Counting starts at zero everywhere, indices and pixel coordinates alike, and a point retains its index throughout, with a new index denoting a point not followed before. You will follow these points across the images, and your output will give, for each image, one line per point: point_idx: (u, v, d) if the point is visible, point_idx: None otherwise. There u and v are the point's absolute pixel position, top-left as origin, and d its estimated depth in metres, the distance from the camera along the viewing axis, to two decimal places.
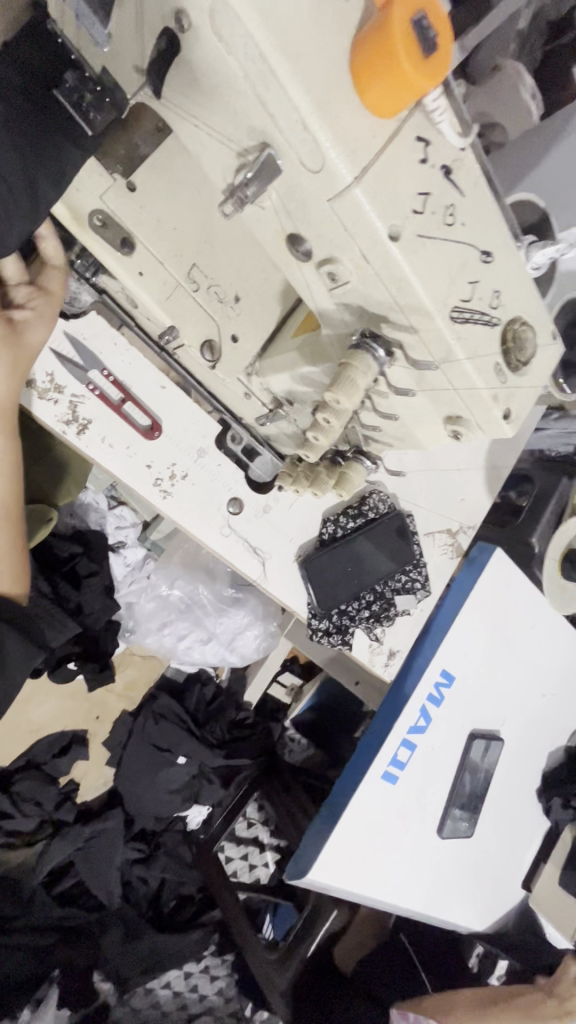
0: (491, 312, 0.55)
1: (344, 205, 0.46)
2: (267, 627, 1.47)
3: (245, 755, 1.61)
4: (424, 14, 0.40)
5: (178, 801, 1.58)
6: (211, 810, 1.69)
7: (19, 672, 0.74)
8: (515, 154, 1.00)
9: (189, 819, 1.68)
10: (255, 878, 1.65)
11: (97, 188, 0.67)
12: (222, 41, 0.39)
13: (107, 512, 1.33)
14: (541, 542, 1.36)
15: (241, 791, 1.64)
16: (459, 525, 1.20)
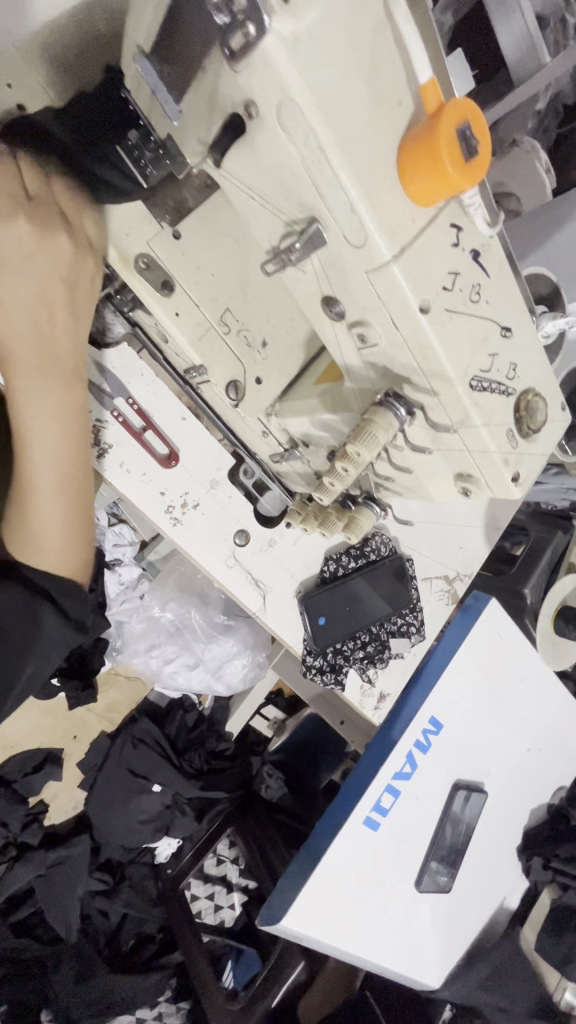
0: (507, 383, 0.59)
1: (381, 277, 0.50)
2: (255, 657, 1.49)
3: (222, 790, 1.58)
4: (467, 124, 0.45)
5: (149, 831, 1.54)
6: (181, 843, 1.64)
7: (53, 648, 0.66)
8: (530, 223, 1.05)
9: (157, 851, 1.61)
10: (220, 920, 1.58)
11: (144, 233, 0.70)
12: (285, 130, 0.43)
13: (106, 528, 1.25)
14: (533, 593, 1.39)
15: (214, 825, 1.60)
16: (456, 572, 1.22)
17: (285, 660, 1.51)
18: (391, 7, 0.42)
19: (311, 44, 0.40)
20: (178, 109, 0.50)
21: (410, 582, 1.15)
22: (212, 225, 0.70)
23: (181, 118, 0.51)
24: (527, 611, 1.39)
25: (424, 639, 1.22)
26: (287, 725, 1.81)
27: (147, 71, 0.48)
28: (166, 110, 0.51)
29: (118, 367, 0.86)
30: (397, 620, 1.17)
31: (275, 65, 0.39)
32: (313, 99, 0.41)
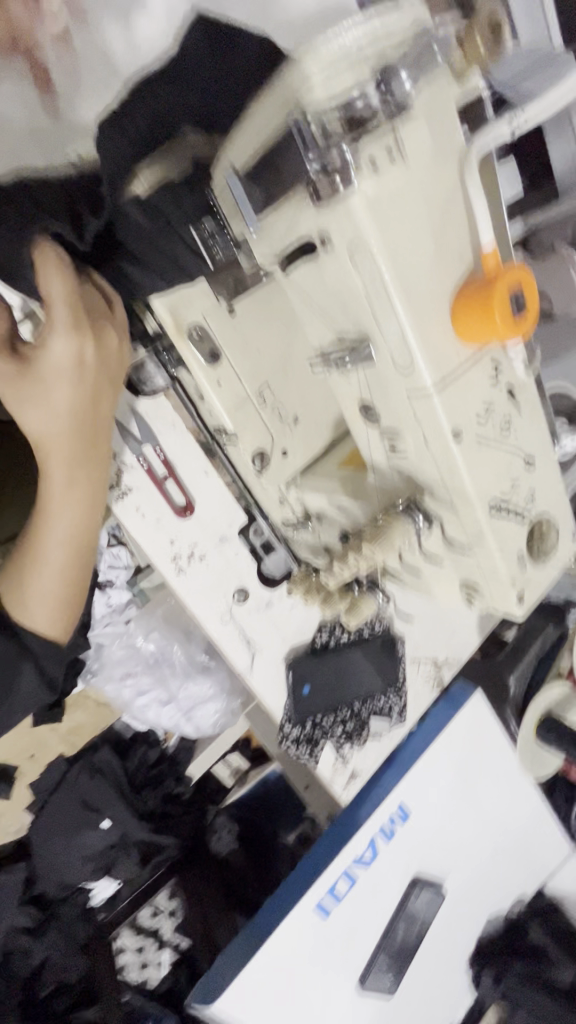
0: (525, 510, 0.61)
1: (420, 400, 0.53)
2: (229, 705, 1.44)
3: (172, 836, 1.54)
4: (521, 287, 0.49)
5: (89, 870, 1.47)
6: (118, 888, 1.56)
7: (25, 701, 0.67)
8: None
9: (93, 894, 1.52)
10: (144, 976, 1.53)
11: (202, 307, 0.72)
12: (354, 264, 0.47)
13: (104, 547, 1.18)
14: (516, 682, 1.36)
15: (157, 874, 1.57)
16: (445, 658, 1.22)
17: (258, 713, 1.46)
18: (466, 177, 0.47)
19: (389, 202, 0.44)
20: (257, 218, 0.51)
21: (398, 663, 1.14)
22: (265, 309, 0.76)
23: (259, 227, 0.51)
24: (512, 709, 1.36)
25: (404, 722, 1.21)
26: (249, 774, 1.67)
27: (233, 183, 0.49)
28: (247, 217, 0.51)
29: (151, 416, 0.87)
30: (380, 699, 1.15)
31: (354, 215, 0.44)
32: (383, 245, 0.45)
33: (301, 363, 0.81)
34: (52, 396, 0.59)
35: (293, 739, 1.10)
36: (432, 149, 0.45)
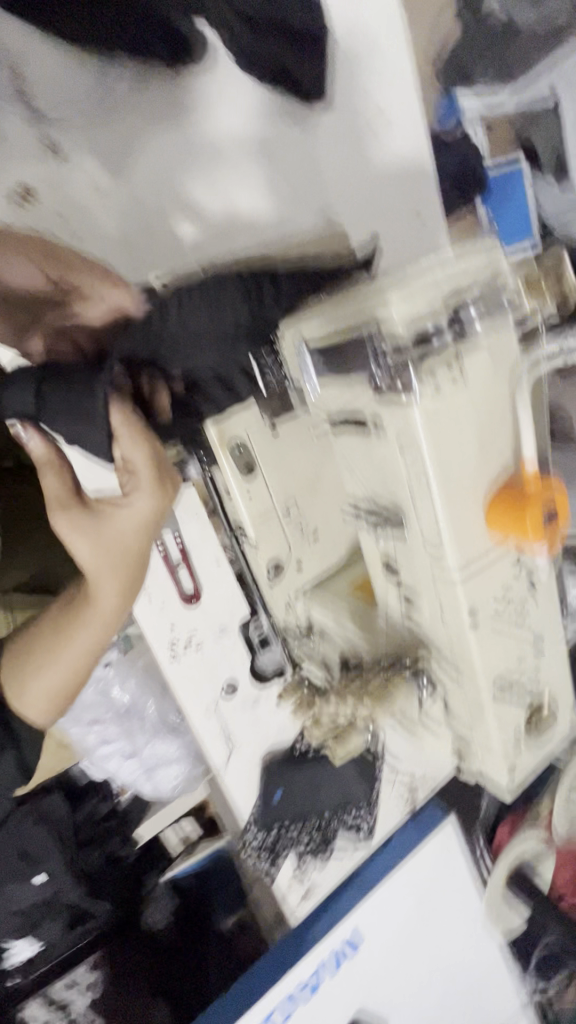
0: (528, 690, 0.61)
1: (443, 578, 0.54)
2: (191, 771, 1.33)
3: (107, 898, 1.38)
4: (553, 504, 0.51)
5: (12, 926, 1.25)
6: (38, 951, 1.34)
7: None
8: None
9: (10, 953, 1.31)
10: None
11: (246, 424, 0.76)
12: (401, 453, 0.50)
13: None
14: (490, 805, 1.23)
15: (86, 938, 1.37)
16: (424, 780, 1.18)
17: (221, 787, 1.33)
18: (515, 390, 0.49)
19: (442, 411, 0.47)
20: (316, 385, 0.57)
21: (373, 783, 1.09)
22: (304, 431, 0.79)
23: (317, 390, 0.57)
24: (483, 831, 1.26)
25: (370, 843, 1.16)
26: (196, 848, 1.45)
27: (298, 353, 0.57)
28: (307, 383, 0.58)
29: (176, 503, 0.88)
30: (349, 816, 1.11)
31: (408, 417, 0.47)
32: (432, 445, 0.48)
33: (330, 484, 0.83)
34: (107, 542, 0.69)
35: (254, 843, 1.07)
36: (489, 366, 0.48)
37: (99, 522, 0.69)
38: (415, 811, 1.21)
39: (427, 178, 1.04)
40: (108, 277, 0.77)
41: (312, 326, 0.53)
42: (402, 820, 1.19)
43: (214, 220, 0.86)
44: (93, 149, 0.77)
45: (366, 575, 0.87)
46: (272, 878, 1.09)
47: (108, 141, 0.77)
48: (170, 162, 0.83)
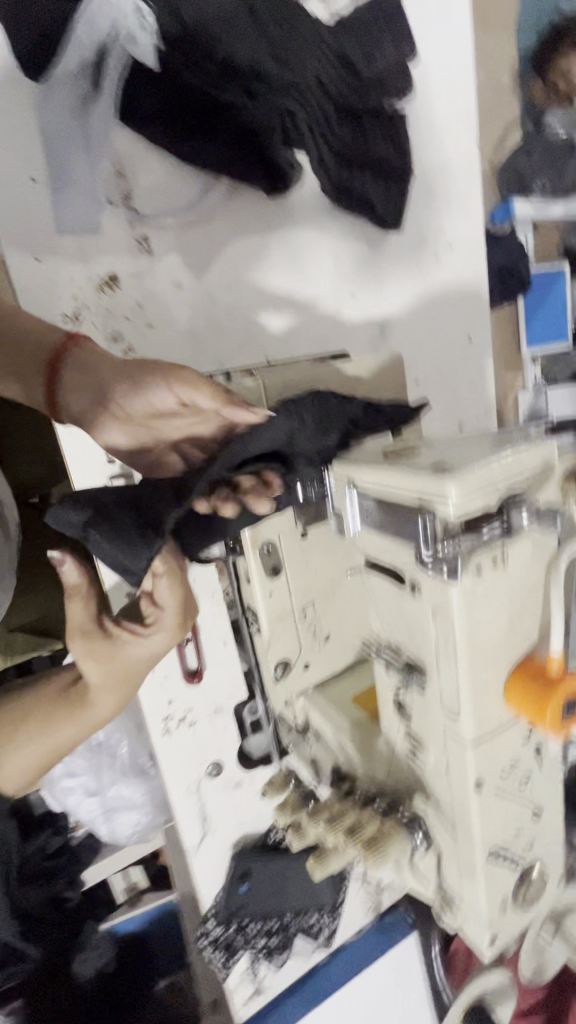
0: (522, 858, 0.60)
1: (453, 740, 0.55)
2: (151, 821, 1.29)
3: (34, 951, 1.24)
4: (572, 696, 0.51)
5: None
6: None
7: None
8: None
9: None
10: None
11: (278, 527, 0.77)
12: (434, 621, 0.51)
13: None
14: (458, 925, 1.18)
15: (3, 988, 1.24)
16: (391, 886, 1.16)
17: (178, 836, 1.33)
18: (553, 576, 0.51)
19: (480, 594, 0.49)
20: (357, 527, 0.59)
21: (340, 888, 1.09)
22: (332, 540, 0.81)
23: (356, 530, 0.59)
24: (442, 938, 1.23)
25: (328, 949, 1.13)
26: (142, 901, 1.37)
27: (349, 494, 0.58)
28: (349, 520, 0.59)
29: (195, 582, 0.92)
30: (311, 918, 1.09)
31: (446, 593, 0.49)
32: (464, 621, 0.49)
33: (347, 591, 0.84)
34: (114, 667, 0.67)
35: (210, 937, 1.03)
36: (529, 556, 0.50)
37: (111, 647, 0.66)
38: (378, 915, 1.18)
39: (480, 302, 1.10)
40: (216, 387, 0.60)
41: (362, 473, 0.55)
42: (363, 923, 1.17)
43: (280, 318, 0.94)
44: (178, 250, 0.84)
45: (370, 686, 0.85)
46: (224, 976, 1.05)
47: (195, 246, 0.85)
48: (244, 262, 0.89)
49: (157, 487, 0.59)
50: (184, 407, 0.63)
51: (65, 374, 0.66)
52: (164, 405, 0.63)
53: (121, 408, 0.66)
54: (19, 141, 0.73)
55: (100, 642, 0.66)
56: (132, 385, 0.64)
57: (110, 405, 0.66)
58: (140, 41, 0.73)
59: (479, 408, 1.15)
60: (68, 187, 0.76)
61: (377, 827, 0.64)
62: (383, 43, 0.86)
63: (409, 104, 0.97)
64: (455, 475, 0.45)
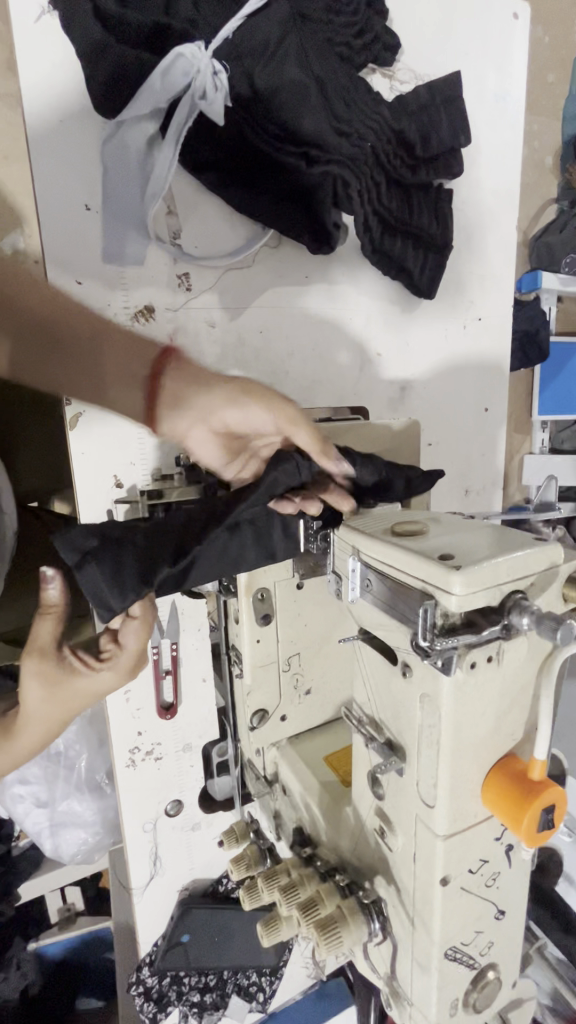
0: (478, 958, 0.58)
1: (424, 828, 0.54)
2: (100, 842, 1.29)
3: None
4: (552, 804, 0.50)
5: None
6: None
7: None
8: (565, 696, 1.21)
9: None
10: None
11: (275, 576, 0.76)
12: (421, 706, 0.51)
13: None
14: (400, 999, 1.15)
15: None
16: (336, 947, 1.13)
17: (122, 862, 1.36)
18: (545, 678, 0.50)
19: (471, 690, 0.48)
20: (356, 594, 0.57)
21: (284, 949, 1.05)
22: (326, 594, 0.81)
23: (354, 597, 0.58)
24: None
25: (264, 1012, 1.08)
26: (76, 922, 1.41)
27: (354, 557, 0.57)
28: (351, 585, 0.58)
29: (184, 614, 0.92)
30: (250, 977, 1.05)
31: (437, 683, 0.48)
32: (453, 714, 0.48)
33: (335, 647, 0.84)
34: (60, 700, 0.63)
35: (142, 988, 0.98)
36: (524, 655, 0.50)
37: (65, 680, 0.62)
38: (320, 975, 1.15)
39: (500, 377, 1.13)
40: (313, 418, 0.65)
41: (368, 544, 0.55)
42: (303, 982, 1.14)
43: (305, 367, 0.95)
44: (215, 291, 0.86)
45: (345, 747, 0.84)
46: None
47: (233, 288, 0.87)
48: (278, 310, 0.91)
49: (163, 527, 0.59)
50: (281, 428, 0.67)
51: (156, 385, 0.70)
52: (264, 426, 0.68)
53: (220, 421, 0.70)
54: (79, 172, 0.76)
55: (55, 671, 0.62)
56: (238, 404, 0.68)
57: (211, 420, 0.70)
58: (212, 97, 0.74)
59: (486, 478, 1.16)
60: (118, 216, 0.78)
61: (335, 908, 0.62)
62: (441, 125, 0.90)
63: (455, 185, 1.02)
64: (460, 569, 0.45)
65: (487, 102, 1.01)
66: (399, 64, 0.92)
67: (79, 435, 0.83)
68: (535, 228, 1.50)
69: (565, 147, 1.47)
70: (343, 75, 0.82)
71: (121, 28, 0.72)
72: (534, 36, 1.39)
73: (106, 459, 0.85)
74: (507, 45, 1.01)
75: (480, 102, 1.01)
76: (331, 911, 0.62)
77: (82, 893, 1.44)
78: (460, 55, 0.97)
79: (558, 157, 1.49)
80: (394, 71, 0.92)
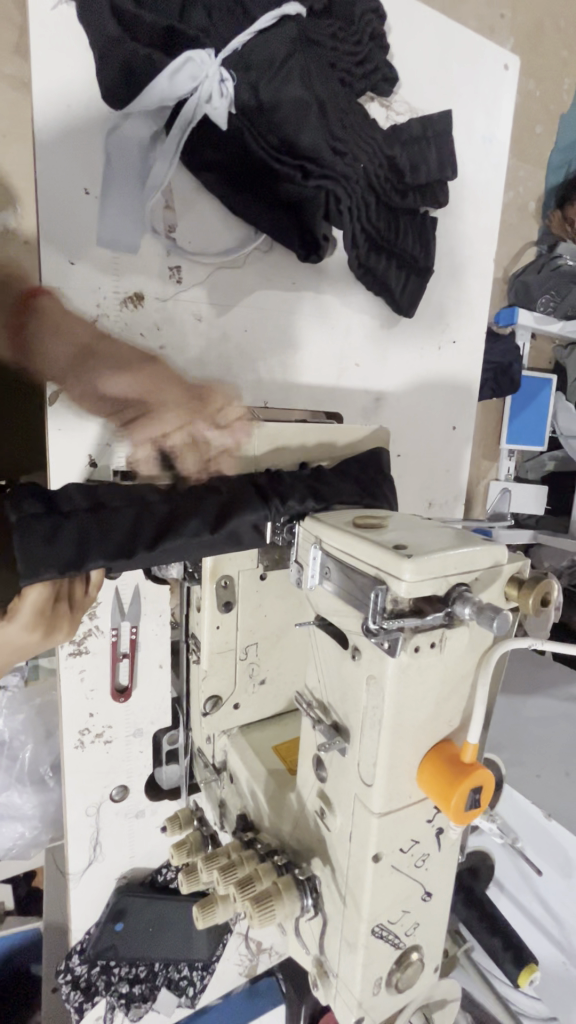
0: (403, 936, 0.61)
1: (360, 805, 0.56)
2: (39, 833, 1.27)
3: None
4: (479, 787, 0.53)
5: None
6: None
7: None
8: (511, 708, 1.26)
9: None
10: None
11: (239, 566, 0.78)
12: (367, 687, 0.54)
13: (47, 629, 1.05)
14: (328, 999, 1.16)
15: None
16: (270, 945, 1.14)
17: (59, 855, 1.34)
18: (483, 668, 0.54)
19: (414, 673, 0.51)
20: (314, 580, 0.60)
21: (218, 943, 1.06)
22: (288, 587, 0.83)
23: (313, 583, 0.61)
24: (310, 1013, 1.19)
25: (192, 1008, 1.08)
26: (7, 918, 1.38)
27: (317, 544, 0.60)
28: (311, 571, 0.61)
29: (146, 598, 0.93)
30: (181, 970, 1.04)
31: (383, 665, 0.51)
32: (394, 693, 0.51)
33: (292, 639, 0.86)
34: None
35: (70, 976, 0.96)
36: (466, 644, 0.53)
37: None
38: (252, 974, 1.15)
39: (469, 399, 1.19)
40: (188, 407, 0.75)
41: (329, 533, 0.58)
42: (234, 980, 1.13)
43: (286, 367, 0.98)
44: (205, 287, 0.89)
45: (294, 738, 0.86)
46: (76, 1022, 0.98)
47: (221, 285, 0.90)
48: (263, 311, 0.95)
49: (121, 523, 0.59)
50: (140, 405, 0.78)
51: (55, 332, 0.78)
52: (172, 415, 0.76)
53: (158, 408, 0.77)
54: (80, 154, 0.78)
55: None
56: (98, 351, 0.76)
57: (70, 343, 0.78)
58: (217, 104, 0.77)
59: (449, 493, 1.22)
60: (117, 201, 0.80)
61: (271, 884, 0.64)
62: (430, 157, 0.96)
63: (440, 216, 1.09)
64: (411, 557, 0.49)
65: (475, 142, 1.09)
66: (396, 97, 0.98)
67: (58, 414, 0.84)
68: (514, 266, 1.59)
69: (546, 194, 1.58)
70: (343, 99, 0.86)
71: (135, 28, 0.75)
72: (525, 88, 1.50)
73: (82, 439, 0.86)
74: (496, 92, 1.09)
75: (469, 141, 1.08)
76: (267, 887, 0.64)
77: (13, 891, 1.43)
78: (453, 97, 1.05)
79: (539, 203, 1.59)
80: (391, 102, 0.98)
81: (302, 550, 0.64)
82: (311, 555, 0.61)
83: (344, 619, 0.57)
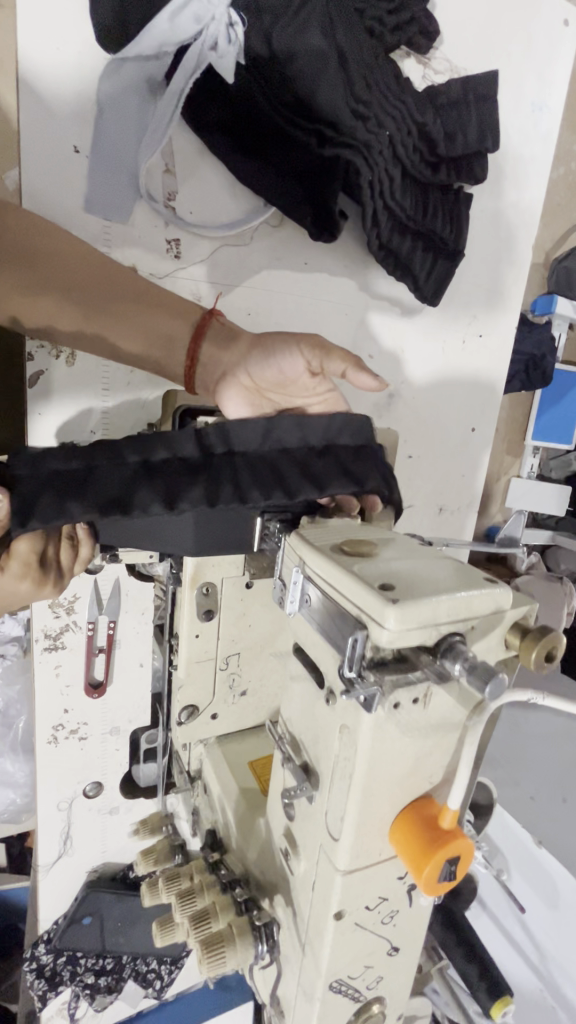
0: (365, 989, 0.57)
1: (325, 859, 0.51)
2: (22, 808, 1.27)
3: None
4: (455, 858, 0.47)
5: None
6: None
7: None
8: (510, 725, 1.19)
9: None
10: None
11: (223, 573, 0.72)
12: (340, 736, 0.48)
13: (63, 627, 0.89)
14: None
15: None
16: None
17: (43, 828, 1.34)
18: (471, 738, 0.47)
19: (392, 731, 0.46)
20: (292, 608, 0.54)
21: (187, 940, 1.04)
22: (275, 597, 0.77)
23: (292, 611, 0.54)
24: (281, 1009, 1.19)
25: (158, 999, 1.07)
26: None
27: (297, 568, 0.53)
28: (291, 597, 0.54)
29: (127, 595, 0.89)
30: (150, 964, 1.03)
31: (357, 718, 0.46)
32: (366, 750, 0.46)
33: (278, 651, 0.80)
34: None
35: (35, 964, 0.96)
36: (451, 702, 0.47)
37: None
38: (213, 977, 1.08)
39: (493, 399, 1.10)
40: (346, 352, 0.61)
41: (310, 555, 0.51)
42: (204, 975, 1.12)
43: None
44: (205, 264, 0.82)
45: (271, 755, 0.81)
46: (40, 1007, 0.98)
47: (223, 262, 0.82)
48: (270, 292, 0.87)
49: (91, 473, 0.55)
50: (312, 389, 0.67)
51: (219, 373, 0.69)
52: (291, 368, 0.64)
53: (247, 376, 0.67)
54: (72, 102, 0.70)
55: None
56: (261, 352, 0.66)
57: (240, 374, 0.67)
58: (223, 50, 0.69)
59: (463, 498, 1.14)
60: (109, 161, 0.72)
61: (227, 926, 0.62)
62: (469, 123, 0.85)
63: (475, 191, 0.98)
64: (398, 603, 0.42)
65: (522, 109, 0.97)
66: (436, 53, 0.87)
67: (39, 398, 0.80)
68: (558, 250, 1.46)
69: None
70: (369, 51, 0.76)
71: None
72: None
73: (64, 426, 0.82)
74: (552, 51, 0.96)
75: (516, 107, 0.96)
76: (222, 927, 0.62)
77: (6, 849, 1.45)
78: (503, 54, 0.93)
79: None
80: (430, 59, 0.87)
81: (283, 567, 0.57)
82: (291, 579, 0.54)
83: (321, 655, 0.51)
